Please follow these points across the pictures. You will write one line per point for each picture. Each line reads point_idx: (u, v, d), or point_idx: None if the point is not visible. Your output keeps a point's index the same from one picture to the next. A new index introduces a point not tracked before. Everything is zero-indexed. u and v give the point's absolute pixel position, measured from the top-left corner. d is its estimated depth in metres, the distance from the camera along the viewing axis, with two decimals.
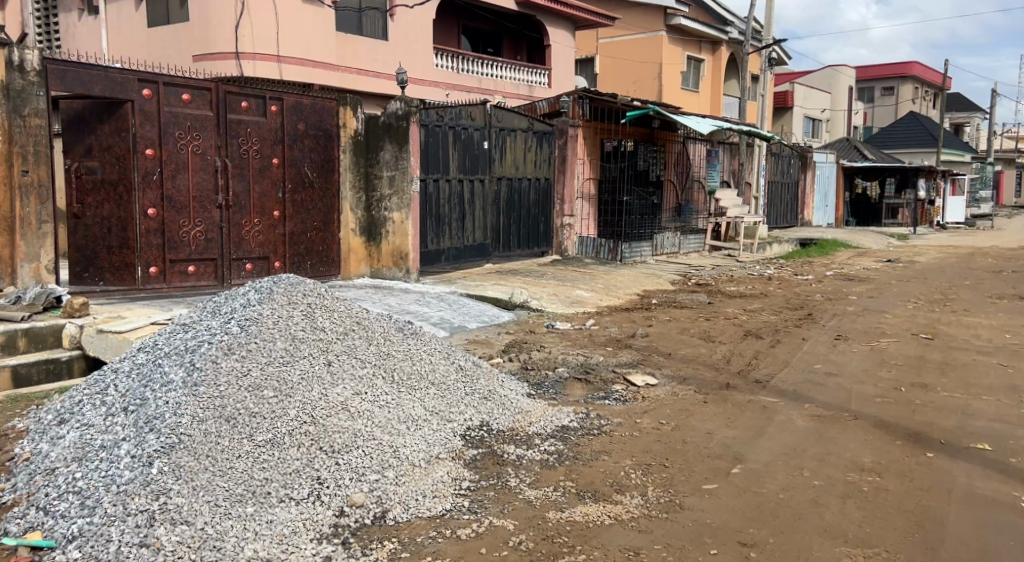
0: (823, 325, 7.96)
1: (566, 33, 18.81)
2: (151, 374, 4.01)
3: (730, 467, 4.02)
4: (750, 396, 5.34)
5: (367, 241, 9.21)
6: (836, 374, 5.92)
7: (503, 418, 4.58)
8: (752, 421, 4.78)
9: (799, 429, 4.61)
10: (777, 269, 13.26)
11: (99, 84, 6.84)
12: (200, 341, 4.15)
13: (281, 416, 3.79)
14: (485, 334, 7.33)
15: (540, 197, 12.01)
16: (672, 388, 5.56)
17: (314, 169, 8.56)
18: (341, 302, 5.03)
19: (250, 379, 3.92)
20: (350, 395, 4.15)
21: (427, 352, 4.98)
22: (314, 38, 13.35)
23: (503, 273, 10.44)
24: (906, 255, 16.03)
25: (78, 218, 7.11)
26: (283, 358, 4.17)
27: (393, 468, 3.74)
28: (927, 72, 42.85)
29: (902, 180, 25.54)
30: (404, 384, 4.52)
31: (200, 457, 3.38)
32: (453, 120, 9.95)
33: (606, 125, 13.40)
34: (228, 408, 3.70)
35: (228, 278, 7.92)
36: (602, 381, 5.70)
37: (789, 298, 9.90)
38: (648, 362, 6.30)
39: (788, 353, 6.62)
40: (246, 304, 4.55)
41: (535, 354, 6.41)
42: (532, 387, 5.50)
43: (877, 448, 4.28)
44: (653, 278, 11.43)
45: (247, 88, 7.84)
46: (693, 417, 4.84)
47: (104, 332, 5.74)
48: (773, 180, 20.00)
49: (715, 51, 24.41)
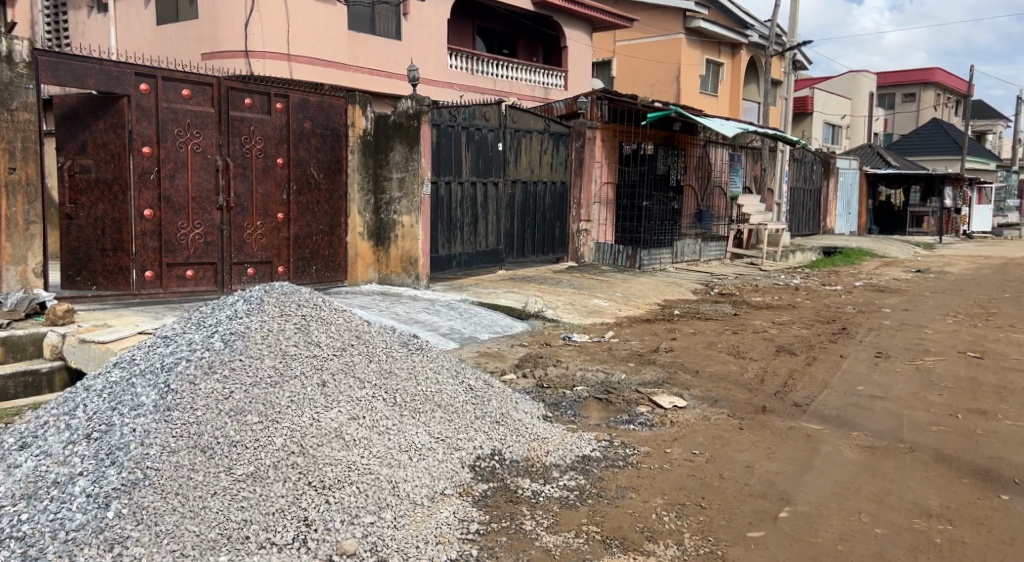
0: (860, 340, 7.43)
1: (583, 34, 18.35)
2: (120, 396, 3.55)
3: (777, 509, 3.52)
4: (790, 421, 4.83)
5: (376, 245, 8.80)
6: (882, 397, 5.39)
7: (517, 446, 4.09)
8: (795, 452, 4.27)
9: (850, 463, 4.11)
10: (803, 278, 12.73)
11: (94, 76, 6.45)
12: (178, 358, 3.69)
13: (266, 445, 3.34)
14: (498, 347, 6.85)
15: (556, 202, 11.53)
16: (702, 411, 5.05)
17: (320, 169, 8.14)
18: (339, 313, 4.56)
19: (231, 402, 3.46)
20: (345, 420, 3.69)
21: (434, 370, 4.50)
22: (325, 36, 12.97)
23: (518, 280, 9.98)
24: (936, 265, 15.45)
25: (71, 218, 6.71)
26: (272, 378, 3.70)
27: (391, 509, 3.27)
28: (950, 80, 42.15)
29: (927, 188, 24.72)
30: (407, 407, 4.04)
31: (168, 496, 2.93)
32: (466, 120, 9.49)
33: (626, 127, 12.60)
34: (204, 437, 3.25)
35: (229, 284, 7.50)
36: (626, 402, 5.20)
37: (819, 310, 9.38)
38: (674, 381, 5.79)
39: (827, 373, 6.09)
40: (233, 315, 4.09)
41: (551, 370, 5.93)
42: (549, 408, 5.02)
43: (942, 488, 3.76)
44: (674, 287, 10.92)
45: (252, 84, 7.43)
46: (729, 447, 4.34)
47: (88, 343, 5.29)
48: (795, 187, 19.45)
49: (735, 55, 23.85)
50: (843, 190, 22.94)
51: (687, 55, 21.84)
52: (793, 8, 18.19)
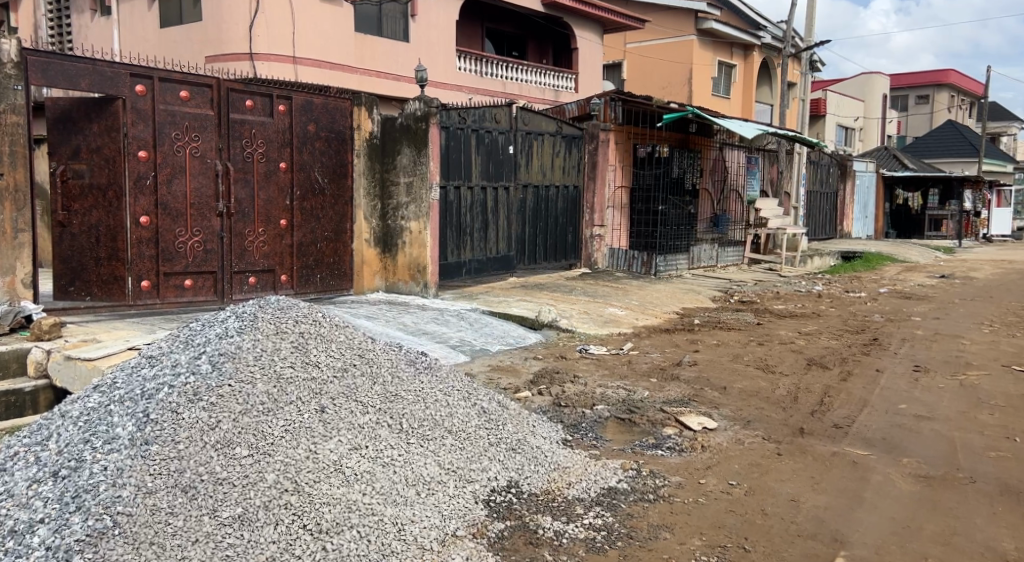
0: (895, 352, 6.99)
1: (594, 36, 17.99)
2: (94, 426, 3.18)
3: (832, 554, 3.13)
4: (832, 446, 4.42)
5: (383, 252, 8.47)
6: (928, 417, 4.97)
7: (535, 478, 3.71)
8: (843, 483, 3.87)
9: (904, 495, 3.71)
10: (826, 285, 12.27)
11: (87, 77, 6.11)
12: (159, 384, 3.33)
13: (256, 483, 2.97)
14: (510, 360, 6.46)
15: (568, 206, 11.15)
16: (734, 434, 4.65)
17: (325, 175, 7.81)
18: (340, 329, 4.18)
19: (218, 434, 3.09)
20: (346, 452, 3.31)
21: (444, 392, 4.11)
22: (332, 38, 12.67)
23: (530, 288, 9.62)
24: (960, 270, 14.99)
25: (63, 225, 6.36)
26: (264, 405, 3.33)
27: (396, 556, 2.89)
28: (964, 81, 41.57)
29: (946, 190, 24.26)
30: (414, 433, 3.66)
31: (140, 547, 2.57)
32: (476, 122, 9.12)
33: (640, 129, 12.38)
34: (185, 475, 2.88)
35: (229, 293, 7.13)
36: (651, 423, 4.80)
37: (846, 319, 8.94)
38: (701, 399, 5.38)
39: (865, 390, 5.67)
40: (223, 334, 3.71)
41: (569, 388, 5.52)
42: (568, 431, 4.63)
43: (1014, 527, 3.36)
44: (692, 295, 10.53)
45: (253, 85, 7.10)
46: (769, 476, 3.95)
47: (73, 360, 4.93)
48: (811, 190, 19.02)
49: (748, 56, 23.42)
50: (860, 193, 22.43)
51: (699, 56, 21.43)
52: (809, 8, 17.77)
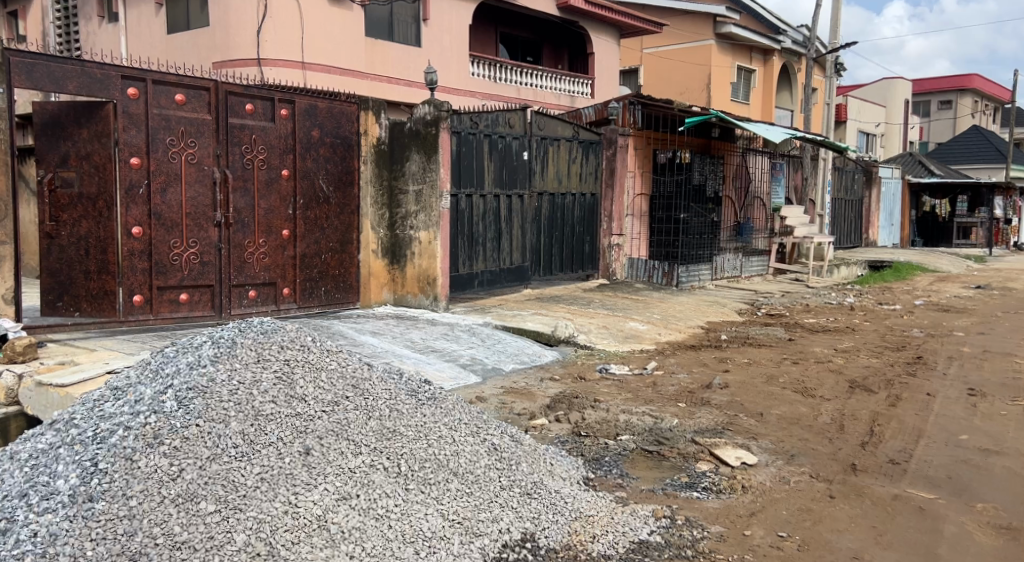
0: (944, 373, 6.41)
1: (610, 42, 17.55)
2: (37, 476, 2.75)
3: None
4: (892, 487, 3.87)
5: (391, 264, 7.98)
6: (997, 452, 4.41)
7: (554, 530, 3.19)
8: (912, 535, 3.33)
9: (985, 553, 3.17)
10: (857, 297, 11.67)
11: (75, 80, 5.67)
12: (115, 424, 2.88)
13: (222, 546, 2.50)
14: (526, 382, 5.93)
15: (585, 215, 10.58)
16: (778, 471, 4.11)
17: (330, 183, 7.36)
18: (333, 356, 3.70)
19: (176, 489, 2.63)
20: (332, 503, 2.82)
21: (449, 426, 3.61)
22: (341, 42, 12.27)
23: (545, 301, 9.13)
24: (997, 281, 14.31)
25: (52, 238, 5.92)
26: (237, 449, 2.87)
27: None
28: (989, 85, 40.57)
29: (975, 198, 23.38)
30: (414, 477, 3.16)
31: None
32: (489, 127, 8.65)
33: (661, 134, 11.88)
34: (135, 539, 2.44)
35: (227, 308, 6.65)
36: (682, 457, 4.29)
37: (884, 335, 8.36)
38: (736, 428, 4.84)
39: (917, 417, 5.11)
40: (195, 362, 3.26)
41: (589, 414, 4.99)
42: (590, 467, 4.12)
43: None
44: (717, 307, 9.98)
45: (253, 89, 6.66)
46: (824, 526, 3.41)
47: (45, 386, 4.44)
48: (836, 197, 18.41)
49: (767, 61, 22.89)
50: (886, 200, 21.76)
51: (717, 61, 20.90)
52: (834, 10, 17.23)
